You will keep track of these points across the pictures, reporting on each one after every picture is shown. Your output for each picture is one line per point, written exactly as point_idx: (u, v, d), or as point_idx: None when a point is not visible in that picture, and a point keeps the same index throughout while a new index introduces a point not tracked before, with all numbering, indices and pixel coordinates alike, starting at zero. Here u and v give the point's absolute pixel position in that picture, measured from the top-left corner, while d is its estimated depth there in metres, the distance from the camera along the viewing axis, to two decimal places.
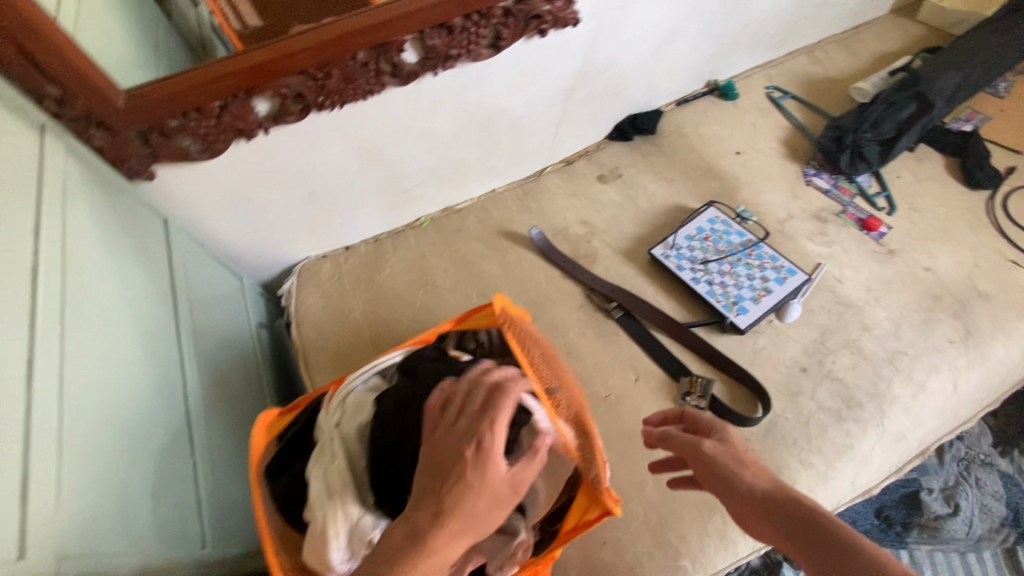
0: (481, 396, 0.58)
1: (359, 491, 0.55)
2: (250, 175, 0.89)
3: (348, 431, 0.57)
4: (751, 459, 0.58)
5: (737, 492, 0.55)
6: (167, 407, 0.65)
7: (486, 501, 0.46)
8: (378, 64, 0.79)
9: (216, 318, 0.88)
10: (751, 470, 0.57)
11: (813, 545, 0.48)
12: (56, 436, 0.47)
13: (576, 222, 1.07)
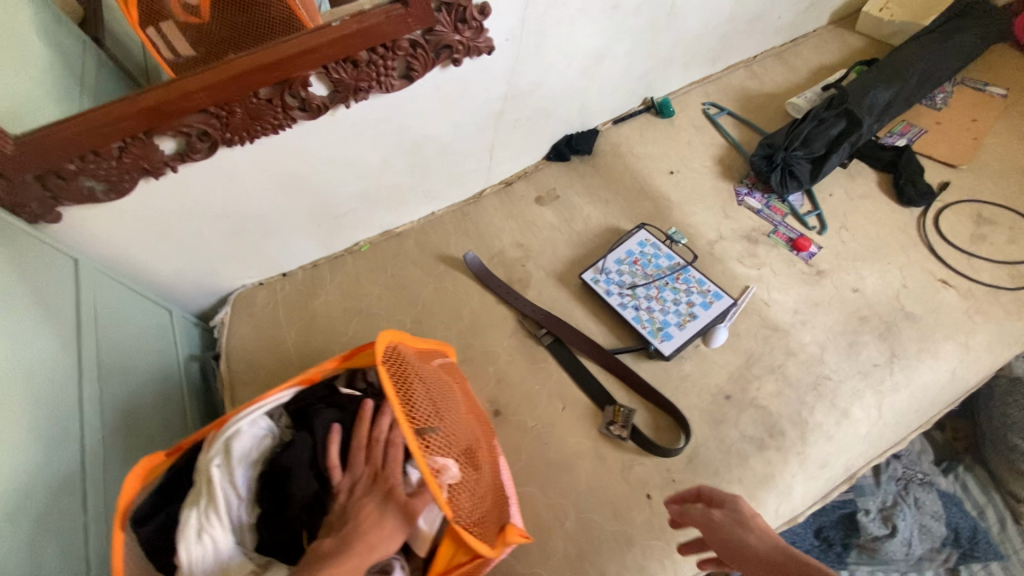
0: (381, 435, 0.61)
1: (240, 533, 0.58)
2: (169, 210, 0.88)
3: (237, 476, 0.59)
4: (762, 525, 0.60)
5: (744, 556, 0.57)
6: (51, 460, 0.64)
7: (390, 527, 0.56)
8: (283, 99, 0.78)
9: (136, 356, 0.87)
10: (756, 535, 0.58)
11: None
12: None
13: (511, 245, 1.06)
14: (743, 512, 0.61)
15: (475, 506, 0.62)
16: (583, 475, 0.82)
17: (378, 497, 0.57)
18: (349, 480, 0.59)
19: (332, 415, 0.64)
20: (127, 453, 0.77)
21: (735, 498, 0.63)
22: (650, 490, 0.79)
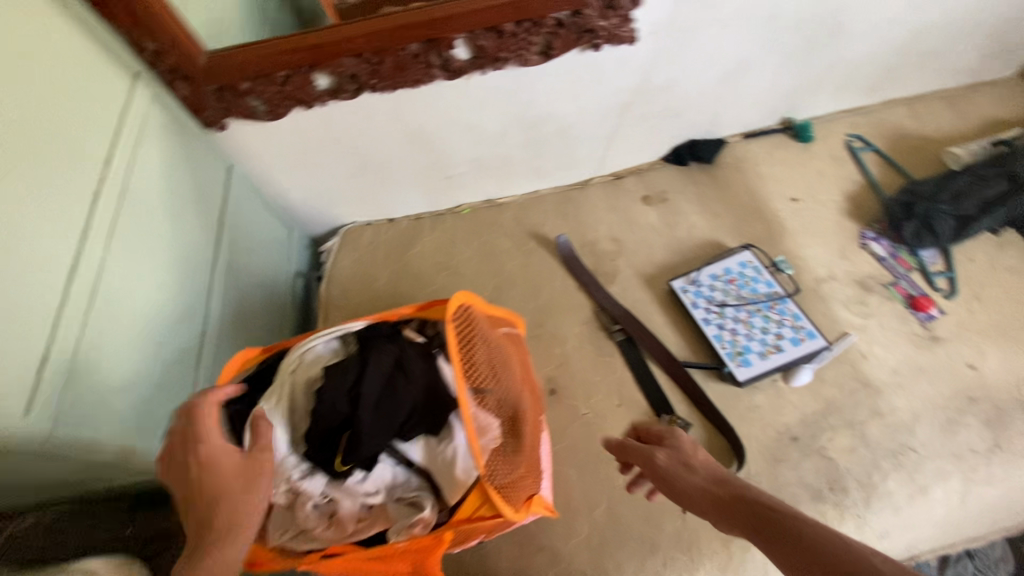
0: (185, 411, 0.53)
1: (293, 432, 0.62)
2: (308, 140, 0.99)
3: (298, 380, 0.63)
4: (706, 460, 0.57)
5: (689, 494, 0.55)
6: (179, 329, 0.75)
7: (242, 489, 0.51)
8: (429, 57, 0.83)
9: (255, 261, 0.99)
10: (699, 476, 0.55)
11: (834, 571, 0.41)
12: (79, 329, 0.59)
13: (606, 238, 1.06)
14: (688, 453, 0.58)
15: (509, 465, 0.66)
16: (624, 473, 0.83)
17: (210, 468, 0.50)
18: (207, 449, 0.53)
19: (389, 350, 0.63)
20: (234, 340, 0.89)
21: (679, 440, 0.60)
22: None
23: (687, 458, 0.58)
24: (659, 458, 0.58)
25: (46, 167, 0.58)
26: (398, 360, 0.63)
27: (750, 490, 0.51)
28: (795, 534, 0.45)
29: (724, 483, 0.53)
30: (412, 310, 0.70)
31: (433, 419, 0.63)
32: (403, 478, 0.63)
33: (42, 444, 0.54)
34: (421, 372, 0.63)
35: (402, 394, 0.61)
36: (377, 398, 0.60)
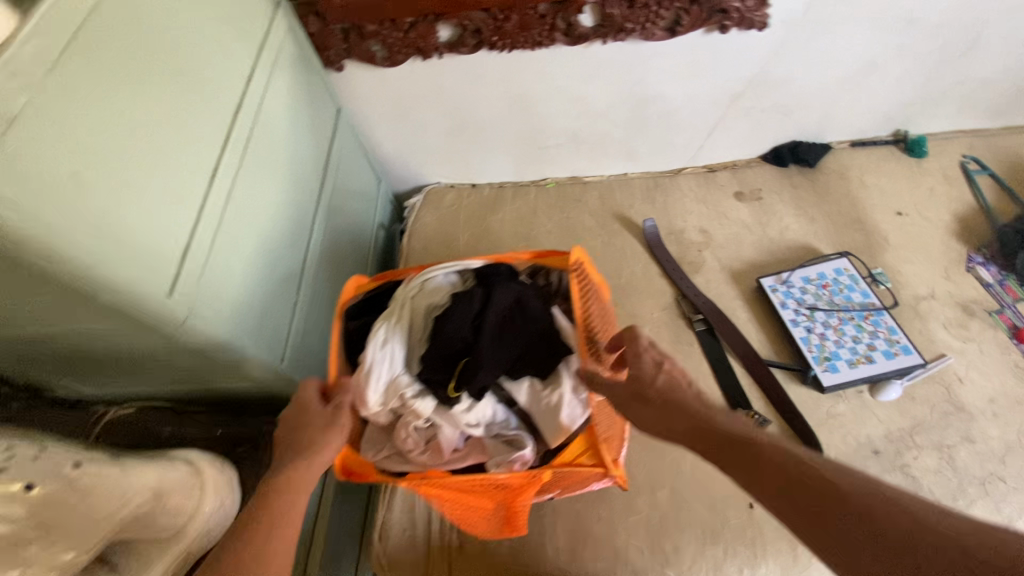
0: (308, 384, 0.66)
1: (410, 354, 0.70)
2: (415, 93, 1.00)
3: (420, 305, 0.71)
4: (671, 384, 0.57)
5: (657, 423, 0.56)
6: (290, 250, 0.78)
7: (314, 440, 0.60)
8: (555, 19, 0.84)
9: (349, 202, 1.02)
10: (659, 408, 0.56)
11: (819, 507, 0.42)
12: (216, 228, 0.61)
13: (694, 229, 1.05)
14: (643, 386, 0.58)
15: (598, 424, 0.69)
16: (692, 460, 0.82)
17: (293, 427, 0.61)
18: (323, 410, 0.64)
19: (511, 290, 0.70)
20: (328, 273, 0.91)
21: (636, 363, 0.60)
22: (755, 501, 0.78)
23: (648, 388, 0.57)
24: (620, 388, 0.60)
25: (199, 69, 0.61)
26: (517, 301, 0.70)
27: (712, 420, 0.51)
28: (770, 466, 0.45)
29: (684, 404, 0.54)
30: (529, 257, 0.77)
31: (539, 365, 0.70)
32: (503, 418, 0.70)
33: (184, 329, 0.55)
34: (538, 315, 0.71)
35: (518, 331, 0.69)
36: (496, 331, 0.68)
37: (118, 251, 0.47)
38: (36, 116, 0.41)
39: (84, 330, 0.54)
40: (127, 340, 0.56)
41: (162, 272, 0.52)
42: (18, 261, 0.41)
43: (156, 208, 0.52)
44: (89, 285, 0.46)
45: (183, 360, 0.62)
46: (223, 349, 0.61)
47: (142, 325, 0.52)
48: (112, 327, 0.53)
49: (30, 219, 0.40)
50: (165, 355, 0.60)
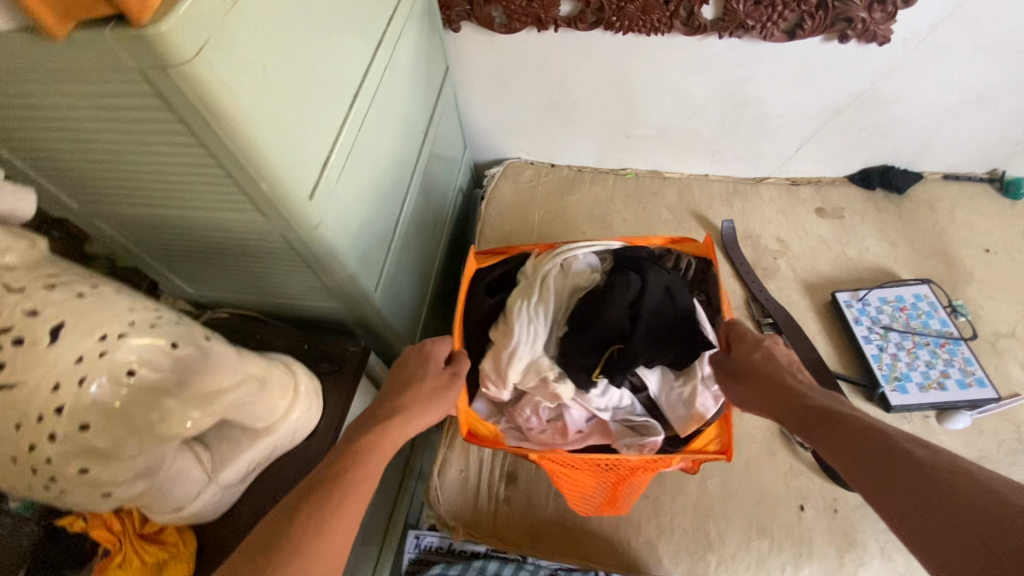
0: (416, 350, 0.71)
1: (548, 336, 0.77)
2: (521, 64, 1.03)
3: (565, 286, 0.79)
4: (768, 359, 0.70)
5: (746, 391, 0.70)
6: (396, 187, 0.82)
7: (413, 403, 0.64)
8: (677, 7, 0.86)
9: (440, 159, 1.06)
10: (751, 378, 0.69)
11: (869, 458, 0.50)
12: (351, 149, 0.65)
13: (771, 237, 1.05)
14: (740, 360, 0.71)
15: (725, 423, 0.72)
16: (746, 455, 0.82)
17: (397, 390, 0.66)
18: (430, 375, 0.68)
19: (662, 278, 0.75)
20: (417, 219, 0.96)
21: (742, 351, 0.72)
22: (806, 505, 0.77)
23: (745, 368, 0.70)
24: (723, 360, 0.74)
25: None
26: (666, 288, 0.76)
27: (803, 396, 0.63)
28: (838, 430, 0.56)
29: (777, 383, 0.66)
30: (661, 242, 0.86)
31: (682, 352, 0.74)
32: (628, 405, 0.76)
33: (315, 234, 0.60)
34: (684, 302, 0.76)
35: (666, 319, 0.75)
36: (648, 319, 0.73)
37: (287, 148, 0.52)
38: (253, 11, 0.45)
39: (226, 220, 0.60)
40: (260, 237, 0.62)
41: (311, 177, 0.57)
42: (216, 138, 0.46)
43: (316, 117, 0.57)
44: (260, 172, 0.50)
45: (298, 265, 0.67)
46: (338, 262, 0.66)
47: (284, 221, 0.57)
48: (255, 220, 0.58)
49: (237, 101, 0.45)
50: (284, 257, 0.66)
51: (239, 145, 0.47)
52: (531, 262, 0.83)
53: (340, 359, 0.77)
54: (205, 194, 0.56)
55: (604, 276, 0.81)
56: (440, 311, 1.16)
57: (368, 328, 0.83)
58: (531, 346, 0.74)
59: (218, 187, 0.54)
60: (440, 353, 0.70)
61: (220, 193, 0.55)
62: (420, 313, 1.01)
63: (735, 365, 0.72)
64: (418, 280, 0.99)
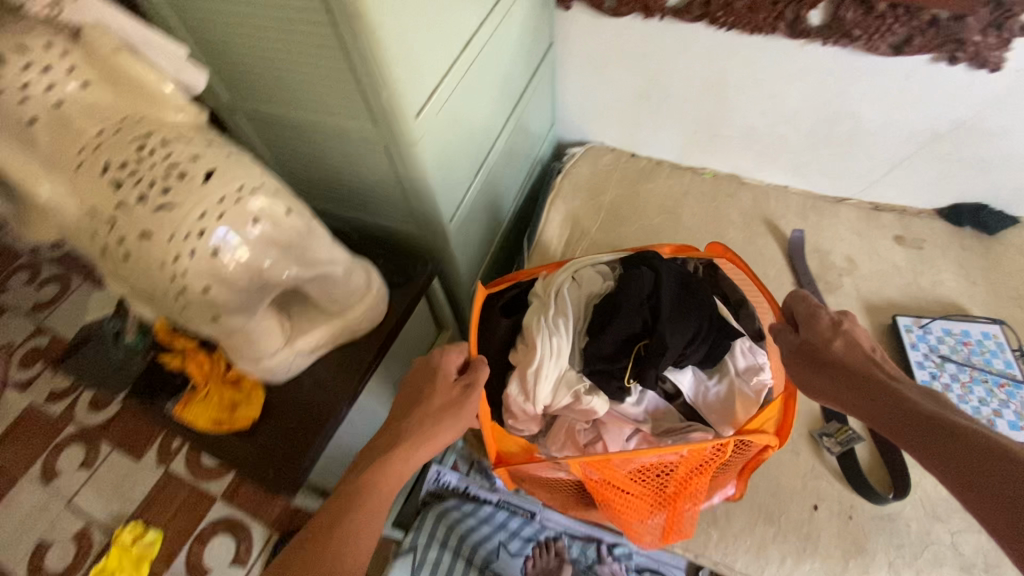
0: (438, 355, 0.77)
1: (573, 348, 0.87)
2: (620, 48, 1.08)
3: (582, 292, 0.90)
4: (849, 341, 0.70)
5: (816, 376, 0.70)
6: (486, 135, 0.90)
7: (420, 421, 0.71)
8: (784, 9, 0.88)
9: (528, 126, 1.14)
10: (828, 363, 0.69)
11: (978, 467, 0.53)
12: (457, 87, 0.74)
13: (840, 254, 1.05)
14: (813, 344, 0.71)
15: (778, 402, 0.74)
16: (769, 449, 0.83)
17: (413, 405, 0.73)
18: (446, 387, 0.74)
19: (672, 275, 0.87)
20: (498, 174, 1.04)
21: (804, 330, 0.73)
22: (820, 504, 0.78)
23: (812, 348, 0.71)
24: (793, 339, 0.73)
25: None
26: (679, 286, 0.86)
27: (892, 390, 0.64)
28: (943, 435, 0.56)
29: (851, 367, 0.68)
30: (669, 252, 0.97)
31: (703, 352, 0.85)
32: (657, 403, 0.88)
33: (414, 150, 0.69)
34: (700, 300, 0.86)
35: (689, 318, 0.85)
36: (670, 317, 0.83)
37: (407, 66, 0.61)
38: None
39: (343, 126, 0.70)
40: (366, 146, 0.72)
41: (420, 98, 0.66)
42: (356, 45, 0.55)
43: (435, 48, 0.65)
44: (382, 82, 0.59)
45: (391, 180, 0.77)
46: (426, 182, 0.75)
47: (391, 132, 0.66)
48: (367, 128, 0.68)
49: (379, 15, 0.54)
50: (382, 170, 0.76)
51: (372, 54, 0.56)
52: (543, 281, 0.93)
53: (409, 276, 0.86)
54: (333, 97, 0.66)
55: (614, 283, 0.92)
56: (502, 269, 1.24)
57: (437, 255, 0.91)
58: (556, 360, 0.83)
59: (346, 91, 0.64)
60: (452, 366, 0.76)
61: (345, 97, 0.65)
62: (484, 260, 1.09)
63: (808, 348, 0.71)
64: (488, 230, 1.07)
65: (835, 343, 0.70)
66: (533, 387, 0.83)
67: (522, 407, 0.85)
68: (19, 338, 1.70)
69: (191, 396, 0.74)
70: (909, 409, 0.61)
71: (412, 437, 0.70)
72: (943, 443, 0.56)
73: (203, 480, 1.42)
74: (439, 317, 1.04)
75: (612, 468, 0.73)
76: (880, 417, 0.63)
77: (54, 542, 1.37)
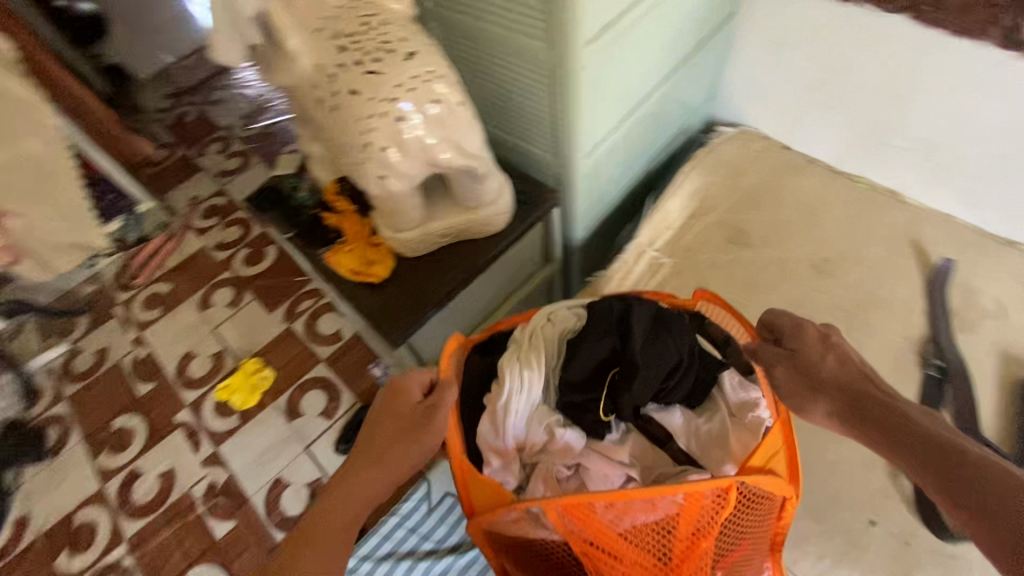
0: (405, 381, 0.89)
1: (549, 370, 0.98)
2: (803, 31, 1.06)
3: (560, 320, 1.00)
4: (832, 349, 0.81)
5: (817, 387, 0.78)
6: (641, 87, 0.95)
7: (385, 441, 0.84)
8: (1002, 16, 0.84)
9: (684, 94, 1.15)
10: (819, 374, 0.79)
11: (965, 458, 0.66)
12: (628, 26, 0.79)
13: (990, 298, 1.03)
14: (804, 357, 0.80)
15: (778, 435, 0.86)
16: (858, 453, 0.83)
17: (382, 426, 0.86)
18: (407, 410, 0.86)
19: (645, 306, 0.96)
20: (642, 132, 1.07)
21: (802, 346, 0.82)
22: (880, 522, 0.96)
23: (813, 367, 0.79)
24: (788, 355, 0.82)
25: None
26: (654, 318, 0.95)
27: (875, 394, 0.75)
28: (928, 435, 0.70)
29: (836, 375, 0.78)
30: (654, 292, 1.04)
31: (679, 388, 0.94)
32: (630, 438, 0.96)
33: (575, 74, 0.75)
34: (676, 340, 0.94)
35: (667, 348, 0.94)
36: (641, 347, 0.93)
37: None
38: None
39: (518, 44, 0.79)
40: (532, 66, 0.80)
41: (592, 25, 0.72)
42: None
43: None
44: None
45: (544, 104, 0.84)
46: (575, 110, 0.81)
47: (559, 53, 0.74)
48: (538, 47, 0.76)
49: None
50: (537, 93, 0.83)
51: None
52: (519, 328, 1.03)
53: (533, 199, 0.93)
54: (517, 13, 0.74)
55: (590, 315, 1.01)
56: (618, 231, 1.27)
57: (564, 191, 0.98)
58: (527, 398, 0.93)
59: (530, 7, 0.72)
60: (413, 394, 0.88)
61: (528, 14, 0.73)
62: (603, 213, 1.13)
63: (801, 362, 0.81)
64: (616, 185, 1.12)
65: (820, 356, 0.80)
66: (501, 425, 0.92)
67: (495, 445, 0.93)
68: (205, 194, 2.06)
69: (341, 247, 0.90)
70: (893, 409, 0.73)
71: (377, 455, 0.83)
72: (945, 465, 0.67)
73: (315, 343, 1.65)
74: (550, 252, 1.11)
75: (604, 526, 0.79)
76: (870, 422, 0.74)
77: (198, 355, 1.67)
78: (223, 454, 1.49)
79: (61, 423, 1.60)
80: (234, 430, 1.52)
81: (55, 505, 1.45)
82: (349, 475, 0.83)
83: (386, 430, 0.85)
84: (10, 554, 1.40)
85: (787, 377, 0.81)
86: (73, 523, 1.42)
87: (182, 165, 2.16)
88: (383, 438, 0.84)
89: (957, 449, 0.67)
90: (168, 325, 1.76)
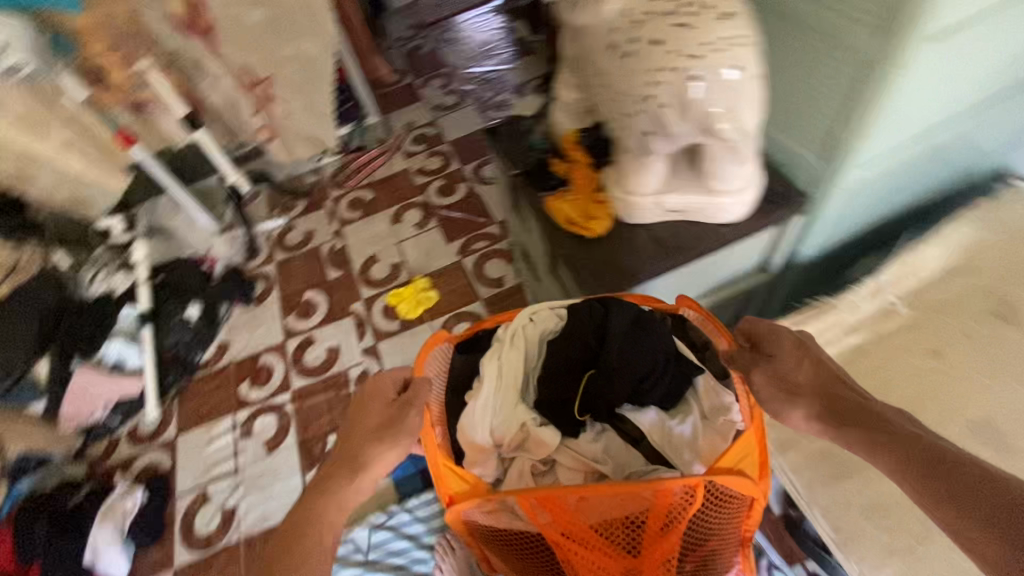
0: (373, 388, 1.00)
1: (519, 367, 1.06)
2: None
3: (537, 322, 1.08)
4: (810, 349, 0.86)
5: (801, 390, 0.83)
6: (947, 107, 0.94)
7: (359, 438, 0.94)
8: None
9: (986, 133, 1.11)
10: (797, 377, 0.84)
11: (929, 452, 0.73)
12: (967, 34, 0.82)
13: None
14: (776, 362, 0.85)
15: (751, 440, 0.89)
16: None
17: (355, 430, 0.96)
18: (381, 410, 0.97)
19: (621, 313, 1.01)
20: (924, 156, 1.06)
21: (778, 354, 0.85)
22: None
23: (788, 374, 0.85)
24: (760, 365, 0.87)
25: None
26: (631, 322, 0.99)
27: (845, 392, 0.82)
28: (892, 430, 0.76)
29: (817, 381, 0.83)
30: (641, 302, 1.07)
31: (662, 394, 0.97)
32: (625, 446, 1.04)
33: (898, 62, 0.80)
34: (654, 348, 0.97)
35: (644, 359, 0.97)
36: (619, 356, 0.97)
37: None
38: None
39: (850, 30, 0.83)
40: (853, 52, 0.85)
41: (939, 21, 0.76)
42: None
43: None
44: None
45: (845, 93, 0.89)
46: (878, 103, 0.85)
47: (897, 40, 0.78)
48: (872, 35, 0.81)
49: None
50: (840, 84, 0.89)
51: None
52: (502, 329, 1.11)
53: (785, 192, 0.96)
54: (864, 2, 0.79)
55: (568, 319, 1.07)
56: (847, 259, 1.27)
57: (817, 199, 1.02)
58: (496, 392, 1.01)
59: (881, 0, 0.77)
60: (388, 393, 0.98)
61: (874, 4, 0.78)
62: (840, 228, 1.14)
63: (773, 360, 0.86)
64: (870, 204, 1.11)
65: (792, 357, 0.86)
66: (473, 425, 1.01)
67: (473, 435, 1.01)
68: (419, 121, 2.25)
69: (563, 197, 0.93)
70: (862, 403, 0.80)
71: (357, 448, 0.93)
72: (919, 463, 0.72)
73: (480, 283, 1.73)
74: (773, 256, 1.15)
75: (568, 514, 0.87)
76: (850, 424, 0.79)
77: (380, 260, 1.85)
78: (380, 350, 1.66)
79: (268, 280, 1.89)
80: (396, 333, 1.67)
81: (249, 343, 1.74)
82: (333, 474, 0.91)
83: (358, 434, 0.94)
84: (211, 367, 1.71)
85: (774, 386, 0.85)
86: (258, 362, 1.69)
87: (407, 92, 2.37)
88: (355, 442, 0.93)
89: (919, 442, 0.74)
90: (364, 227, 1.96)
